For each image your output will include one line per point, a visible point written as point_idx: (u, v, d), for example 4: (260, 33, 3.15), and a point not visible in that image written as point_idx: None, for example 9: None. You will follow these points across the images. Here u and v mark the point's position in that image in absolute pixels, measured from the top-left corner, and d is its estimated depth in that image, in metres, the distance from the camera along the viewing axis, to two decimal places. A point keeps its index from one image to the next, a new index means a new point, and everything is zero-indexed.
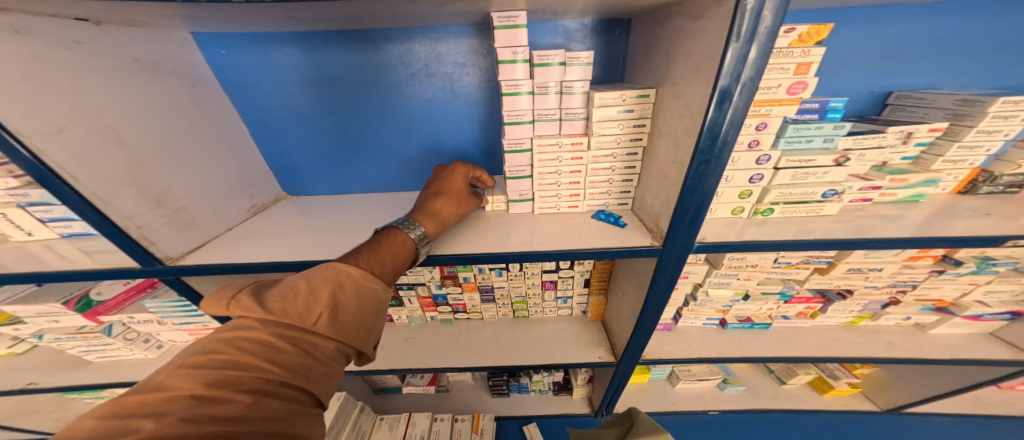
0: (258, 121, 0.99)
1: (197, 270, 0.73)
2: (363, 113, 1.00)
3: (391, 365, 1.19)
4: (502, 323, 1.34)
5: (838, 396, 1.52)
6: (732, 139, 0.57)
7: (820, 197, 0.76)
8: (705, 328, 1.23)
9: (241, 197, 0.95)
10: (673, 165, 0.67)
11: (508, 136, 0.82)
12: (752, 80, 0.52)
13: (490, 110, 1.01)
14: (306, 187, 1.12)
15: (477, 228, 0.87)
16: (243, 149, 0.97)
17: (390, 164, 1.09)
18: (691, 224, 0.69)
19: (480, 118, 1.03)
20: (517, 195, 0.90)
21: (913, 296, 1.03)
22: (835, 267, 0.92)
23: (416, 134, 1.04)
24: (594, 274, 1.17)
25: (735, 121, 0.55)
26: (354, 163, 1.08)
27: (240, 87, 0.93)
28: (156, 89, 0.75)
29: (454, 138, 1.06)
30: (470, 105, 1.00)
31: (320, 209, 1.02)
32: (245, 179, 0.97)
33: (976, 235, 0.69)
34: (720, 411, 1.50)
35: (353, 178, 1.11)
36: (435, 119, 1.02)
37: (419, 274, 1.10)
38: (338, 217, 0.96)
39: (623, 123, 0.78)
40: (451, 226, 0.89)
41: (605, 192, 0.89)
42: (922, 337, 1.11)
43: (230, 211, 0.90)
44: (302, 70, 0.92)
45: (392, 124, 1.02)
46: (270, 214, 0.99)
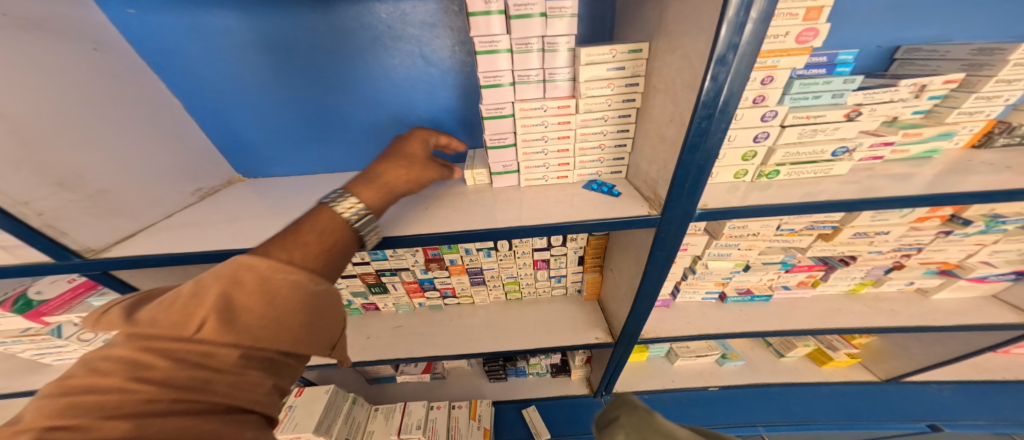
0: (195, 94, 0.87)
1: (128, 262, 0.67)
2: (323, 83, 0.89)
3: (378, 354, 1.14)
4: (494, 307, 1.29)
5: (836, 367, 1.49)
6: (739, 91, 0.50)
7: (829, 156, 0.70)
8: (704, 303, 1.19)
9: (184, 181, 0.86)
10: (672, 124, 0.60)
11: (486, 101, 0.74)
12: (763, 19, 0.44)
13: (466, 77, 0.92)
14: (266, 169, 1.03)
15: (457, 206, 0.80)
16: (178, 129, 0.86)
17: (359, 140, 0.99)
18: (693, 189, 0.63)
19: (455, 86, 0.93)
20: (501, 166, 0.84)
21: (918, 259, 0.99)
22: (840, 232, 0.88)
23: (382, 106, 0.94)
24: (589, 250, 1.11)
25: (743, 70, 0.48)
26: (317, 142, 0.99)
27: (165, 55, 0.81)
28: (54, 57, 0.63)
29: (428, 110, 0.97)
30: (443, 72, 0.91)
31: (279, 191, 0.94)
32: (186, 160, 0.87)
33: (991, 191, 0.64)
34: (719, 387, 1.49)
35: (316, 157, 1.02)
36: (403, 90, 0.92)
37: (401, 257, 1.04)
38: (305, 195, 0.90)
39: (614, 82, 0.71)
40: (428, 203, 0.82)
41: (597, 160, 0.83)
42: (923, 303, 1.08)
43: (167, 197, 0.81)
44: (241, 36, 0.81)
45: (354, 97, 0.92)
46: (220, 200, 0.89)
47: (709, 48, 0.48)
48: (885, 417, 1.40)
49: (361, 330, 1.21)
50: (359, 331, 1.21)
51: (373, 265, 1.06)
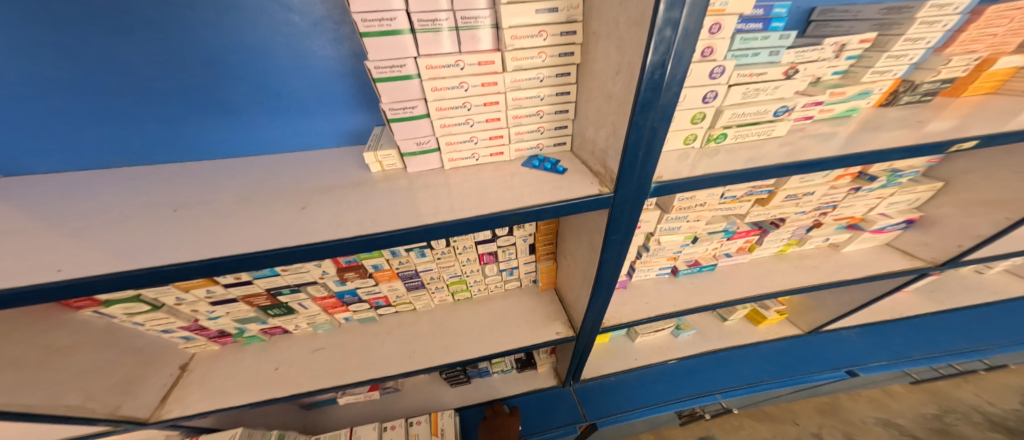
0: None
1: None
2: (102, 31, 0.59)
3: (299, 387, 0.92)
4: (440, 310, 1.15)
5: (770, 324, 1.64)
6: (695, 31, 0.43)
7: (771, 116, 0.69)
8: (658, 280, 1.19)
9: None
10: (618, 77, 0.51)
11: (374, 56, 0.55)
12: None
13: (337, 34, 0.70)
14: (36, 161, 0.69)
15: (367, 197, 0.63)
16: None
17: (191, 118, 0.72)
18: (647, 157, 0.56)
19: (326, 43, 0.70)
20: (414, 145, 0.65)
21: (832, 217, 1.07)
22: (774, 197, 0.89)
23: (224, 69, 0.68)
24: (540, 238, 1.02)
25: (698, 3, 0.40)
26: (129, 119, 0.69)
27: None
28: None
29: (294, 75, 0.72)
30: (315, 22, 0.67)
31: (61, 193, 0.64)
32: None
33: (900, 146, 0.68)
34: (679, 359, 1.55)
35: (126, 142, 0.71)
36: (250, 43, 0.66)
37: (299, 271, 0.81)
38: (130, 198, 0.63)
39: (546, 30, 0.56)
40: (309, 201, 0.62)
41: (536, 130, 0.69)
42: (837, 256, 1.19)
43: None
44: None
45: (172, 53, 0.64)
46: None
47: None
48: (814, 369, 1.56)
49: (270, 361, 0.97)
50: (267, 361, 0.97)
51: (260, 285, 0.81)
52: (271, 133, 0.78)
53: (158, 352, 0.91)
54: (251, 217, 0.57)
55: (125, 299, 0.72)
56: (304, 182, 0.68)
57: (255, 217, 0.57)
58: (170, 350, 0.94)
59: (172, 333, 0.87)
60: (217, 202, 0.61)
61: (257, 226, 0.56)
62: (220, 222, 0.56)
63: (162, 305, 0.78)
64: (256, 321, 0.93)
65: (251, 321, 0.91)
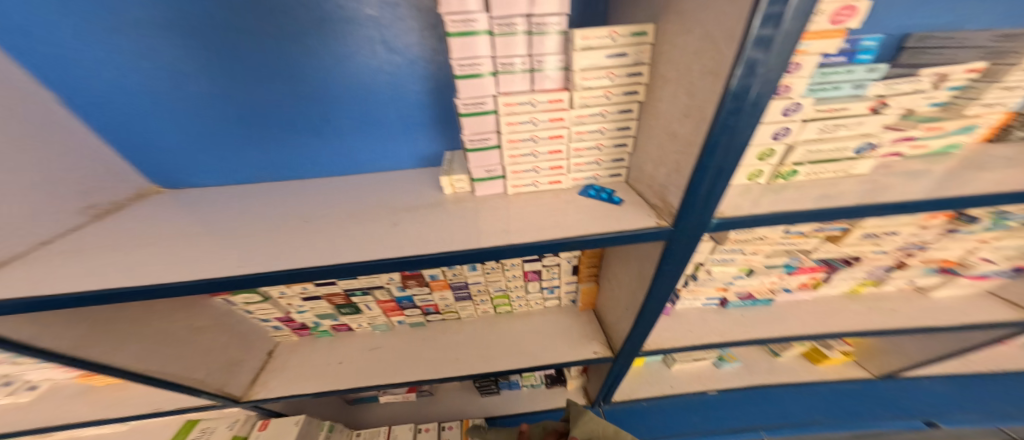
0: (90, 86, 0.67)
1: (11, 307, 0.48)
2: (250, 73, 0.70)
3: (354, 382, 1.00)
4: (482, 321, 1.19)
5: (832, 364, 1.49)
6: (777, 79, 0.41)
7: (851, 153, 0.64)
8: (704, 309, 1.14)
9: (66, 192, 0.66)
10: (686, 119, 0.52)
11: (462, 94, 0.60)
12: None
13: (437, 72, 0.76)
14: (189, 177, 0.83)
15: (435, 219, 0.68)
16: (56, 130, 0.66)
17: (305, 144, 0.81)
18: (709, 196, 0.55)
19: (427, 78, 0.76)
20: (483, 172, 0.71)
21: (919, 258, 0.95)
22: (849, 234, 0.82)
23: (335, 103, 0.76)
24: (584, 259, 1.03)
25: (783, 52, 0.39)
26: (258, 144, 0.79)
27: (44, 35, 0.60)
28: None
29: (393, 107, 0.79)
30: (412, 60, 0.73)
31: (203, 206, 0.75)
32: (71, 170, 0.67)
33: (1008, 190, 0.59)
34: (718, 391, 1.45)
35: (252, 163, 0.82)
36: (361, 80, 0.74)
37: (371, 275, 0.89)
38: (236, 210, 0.73)
39: (613, 72, 0.60)
40: (399, 219, 0.68)
41: (594, 162, 0.73)
42: (922, 302, 1.06)
43: (44, 215, 0.62)
44: (136, 9, 0.60)
45: (297, 90, 0.73)
46: (127, 215, 0.72)
47: (739, 30, 0.38)
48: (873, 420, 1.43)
49: (334, 354, 1.06)
50: (331, 356, 1.06)
51: (340, 285, 0.90)
52: (367, 156, 0.85)
53: (256, 337, 1.02)
54: (344, 232, 0.63)
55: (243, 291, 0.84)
56: (383, 201, 0.74)
57: (336, 233, 0.63)
58: (262, 336, 1.04)
59: (271, 322, 0.99)
60: (327, 215, 0.69)
61: (334, 238, 0.62)
62: (300, 238, 0.62)
63: (268, 297, 0.90)
64: (330, 318, 1.02)
65: (328, 317, 1.01)
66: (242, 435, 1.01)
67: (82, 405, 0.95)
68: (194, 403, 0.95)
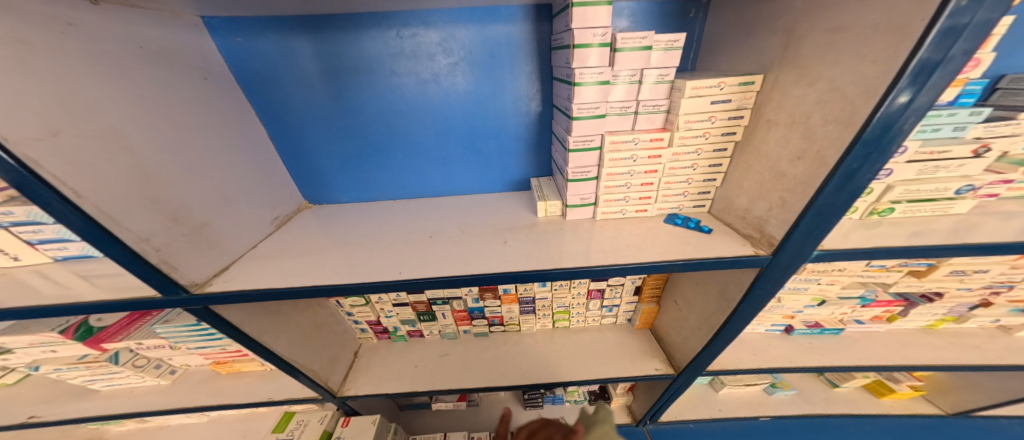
0: (275, 120, 0.83)
1: (231, 297, 0.61)
2: (393, 109, 0.84)
3: (431, 385, 1.07)
4: (541, 335, 1.23)
5: (896, 399, 1.43)
6: (910, 128, 0.46)
7: (952, 193, 0.67)
8: (767, 335, 1.13)
9: (263, 206, 0.81)
10: (799, 161, 0.57)
11: (576, 132, 0.71)
12: (965, 54, 0.41)
13: (543, 109, 0.88)
14: (329, 196, 0.96)
15: (538, 240, 0.75)
16: (262, 154, 0.82)
17: (419, 167, 0.93)
18: (815, 231, 0.58)
19: (530, 114, 0.88)
20: (578, 199, 0.79)
21: (1006, 297, 0.93)
22: (935, 270, 0.82)
23: (456, 132, 0.89)
24: (648, 281, 1.07)
25: (920, 107, 0.44)
26: (384, 167, 0.92)
27: (257, 81, 0.78)
28: (157, 77, 0.60)
29: (499, 137, 0.91)
30: (522, 98, 0.86)
31: (344, 220, 0.88)
32: (267, 187, 0.83)
33: None
34: (771, 417, 1.43)
35: (381, 184, 0.95)
36: (479, 114, 0.87)
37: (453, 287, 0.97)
38: (359, 226, 0.84)
39: (716, 115, 0.68)
40: (506, 237, 0.77)
41: (681, 194, 0.79)
42: (1009, 341, 1.03)
43: (252, 224, 0.76)
44: (325, 60, 0.77)
45: (429, 122, 0.87)
46: (297, 227, 0.85)
47: (897, 64, 0.43)
48: None
49: (409, 359, 1.13)
50: (406, 360, 1.13)
51: (427, 294, 1.01)
52: (474, 179, 0.97)
53: (347, 337, 1.12)
54: (461, 246, 0.74)
55: None
56: (483, 221, 0.84)
57: (455, 249, 0.73)
58: (347, 339, 1.13)
59: (361, 324, 1.10)
60: (448, 231, 0.80)
61: (456, 255, 0.71)
62: (428, 253, 0.72)
63: (369, 301, 1.03)
64: (409, 323, 1.10)
65: (409, 322, 1.10)
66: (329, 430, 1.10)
67: (198, 390, 1.08)
68: (290, 393, 1.06)
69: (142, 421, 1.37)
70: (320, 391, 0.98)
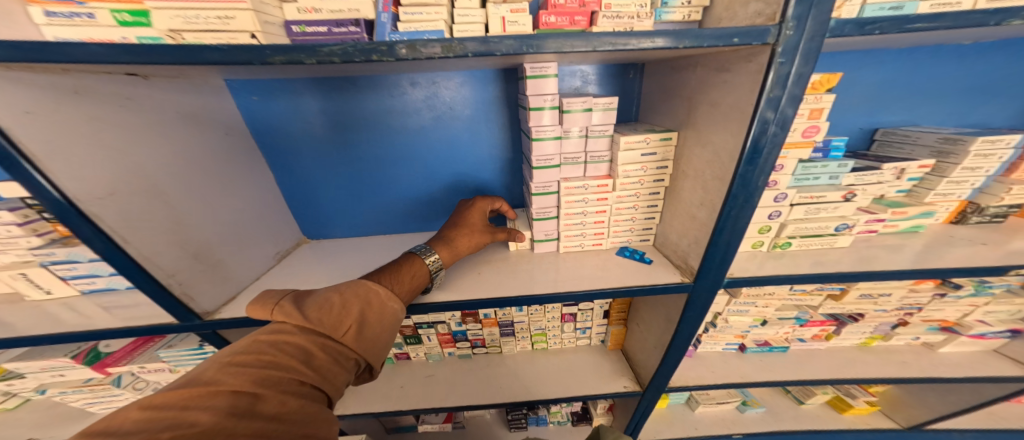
0: (283, 166, 0.99)
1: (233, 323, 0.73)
2: (386, 156, 1.00)
3: (415, 404, 1.16)
4: (521, 356, 1.33)
5: (857, 415, 1.53)
6: (763, 185, 0.63)
7: (833, 230, 0.82)
8: (724, 354, 1.24)
9: (267, 242, 0.94)
10: (702, 207, 0.73)
11: (536, 180, 0.87)
12: (782, 128, 0.58)
13: (513, 153, 1.04)
14: (327, 231, 1.10)
15: (505, 270, 0.89)
16: (269, 195, 0.97)
17: (408, 204, 1.08)
18: (720, 263, 0.75)
19: (502, 157, 1.04)
20: (543, 235, 0.93)
21: (919, 318, 1.05)
22: (847, 294, 0.95)
23: (440, 176, 1.05)
24: (614, 306, 1.18)
25: (766, 169, 0.62)
26: (377, 205, 1.07)
27: (269, 133, 0.93)
28: (189, 139, 0.75)
29: (477, 178, 1.07)
30: (494, 145, 1.02)
31: (339, 252, 1.01)
32: (271, 226, 0.96)
33: (968, 267, 0.74)
34: (743, 435, 1.49)
35: (372, 220, 1.10)
36: (459, 160, 1.03)
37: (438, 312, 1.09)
38: (355, 258, 0.98)
39: (647, 165, 0.85)
40: (481, 268, 0.91)
41: (628, 230, 0.94)
42: (935, 355, 1.15)
43: (258, 259, 0.89)
44: (329, 116, 0.93)
45: (417, 167, 1.03)
46: (297, 260, 0.98)
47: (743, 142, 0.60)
48: None
49: (395, 380, 1.23)
50: (394, 381, 1.23)
51: (413, 319, 1.12)
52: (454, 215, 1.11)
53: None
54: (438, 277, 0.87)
55: None
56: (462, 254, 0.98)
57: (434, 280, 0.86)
58: None
59: None
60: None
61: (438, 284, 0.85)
62: None
63: None
64: (396, 346, 1.21)
65: (395, 345, 1.20)
66: None
67: None
68: None
69: None
70: None
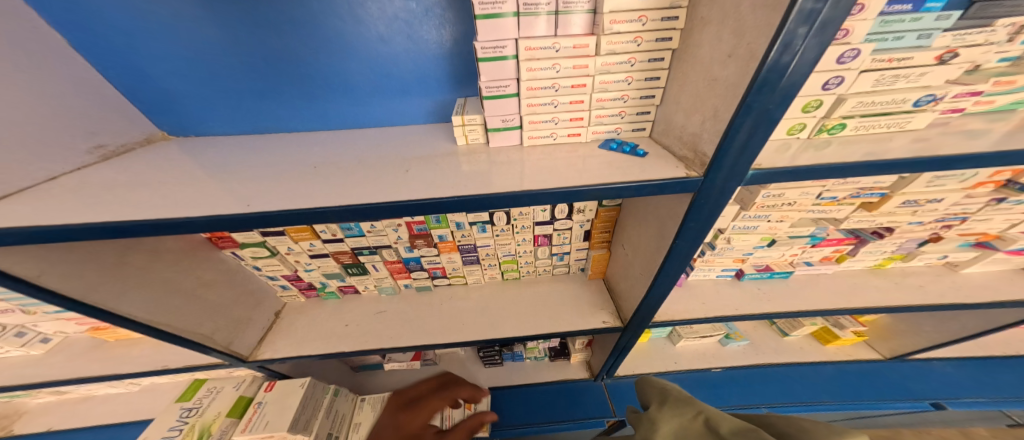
0: (80, 17, 0.62)
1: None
2: (264, 17, 0.66)
3: (361, 344, 0.99)
4: (489, 288, 1.16)
5: (840, 346, 1.48)
6: (837, 23, 0.38)
7: (910, 105, 0.61)
8: (718, 281, 1.10)
9: (74, 131, 0.62)
10: (730, 60, 0.48)
11: (481, 37, 0.59)
12: None
13: (459, 21, 0.72)
14: (194, 126, 0.78)
15: (445, 167, 0.66)
16: (52, 59, 0.61)
17: (314, 94, 0.77)
18: (742, 158, 0.52)
19: (445, 25, 0.72)
20: (500, 121, 0.68)
21: (957, 231, 0.91)
22: (888, 200, 0.79)
23: (351, 48, 0.72)
24: (597, 224, 0.97)
25: None
26: (267, 93, 0.76)
27: None
28: None
29: (409, 58, 0.75)
30: (428, 7, 0.69)
31: (211, 152, 0.72)
32: (72, 107, 0.62)
33: None
34: (723, 368, 1.45)
35: (262, 113, 0.79)
36: (379, 29, 0.71)
37: (380, 233, 0.86)
38: (235, 158, 0.70)
39: (646, 14, 0.56)
40: (411, 166, 0.66)
41: (617, 114, 0.68)
42: (952, 279, 1.02)
43: (47, 152, 0.58)
44: None
45: (314, 35, 0.70)
46: (136, 159, 0.68)
47: None
48: (891, 397, 1.40)
49: (339, 318, 1.05)
50: (337, 318, 1.05)
51: (348, 244, 0.88)
52: (380, 110, 0.82)
53: (265, 295, 1.02)
54: (348, 178, 0.62)
55: (254, 244, 0.84)
56: (391, 151, 0.72)
57: (341, 180, 0.61)
58: (269, 297, 1.04)
59: (277, 280, 1.00)
60: (341, 162, 0.68)
61: (347, 185, 0.60)
62: (303, 185, 0.60)
63: (276, 253, 0.89)
64: (336, 278, 1.00)
65: (335, 277, 0.99)
66: (248, 396, 1.03)
67: (82, 359, 0.96)
68: (191, 361, 0.92)
69: (60, 392, 1.28)
70: (225, 358, 0.87)
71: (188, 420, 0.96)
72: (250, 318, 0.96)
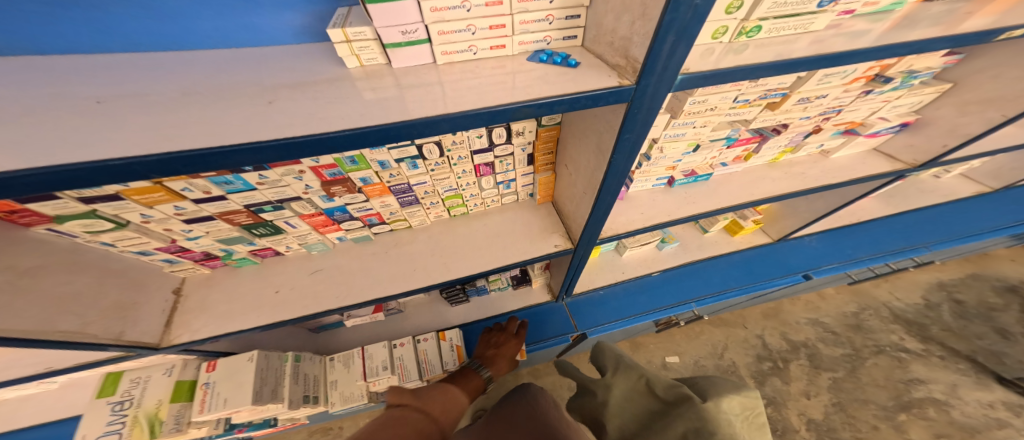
0: None
1: None
2: None
3: (307, 304, 0.93)
4: (436, 226, 1.14)
5: (745, 235, 1.78)
6: None
7: (814, 7, 0.64)
8: (653, 191, 1.20)
9: None
10: None
11: None
12: None
13: None
14: None
15: (347, 92, 0.55)
16: None
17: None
18: (668, 63, 0.52)
19: None
20: (400, 35, 0.57)
21: (834, 121, 1.08)
22: (787, 100, 0.89)
23: None
24: (538, 146, 0.97)
25: None
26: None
27: None
28: None
29: None
30: None
31: None
32: None
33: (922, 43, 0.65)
34: (661, 270, 1.67)
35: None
36: None
37: (277, 184, 0.74)
38: None
39: None
40: (276, 96, 0.52)
41: (545, 19, 0.62)
42: (826, 164, 1.25)
43: None
44: None
45: None
46: None
47: None
48: (779, 272, 1.76)
49: (271, 283, 0.97)
50: (266, 284, 0.97)
51: (235, 201, 0.74)
52: (218, 21, 0.62)
53: (145, 275, 0.85)
54: (199, 109, 0.48)
55: (77, 216, 0.63)
56: (247, 78, 0.56)
57: (193, 110, 0.47)
58: (157, 274, 0.89)
59: (151, 254, 0.82)
60: (151, 94, 0.50)
61: (186, 119, 0.46)
62: (106, 125, 0.43)
63: (122, 222, 0.70)
64: (242, 242, 0.89)
65: (237, 240, 0.87)
66: (191, 380, 0.96)
67: None
68: (90, 357, 0.79)
69: None
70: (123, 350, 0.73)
71: (126, 412, 0.89)
72: (132, 304, 0.78)
